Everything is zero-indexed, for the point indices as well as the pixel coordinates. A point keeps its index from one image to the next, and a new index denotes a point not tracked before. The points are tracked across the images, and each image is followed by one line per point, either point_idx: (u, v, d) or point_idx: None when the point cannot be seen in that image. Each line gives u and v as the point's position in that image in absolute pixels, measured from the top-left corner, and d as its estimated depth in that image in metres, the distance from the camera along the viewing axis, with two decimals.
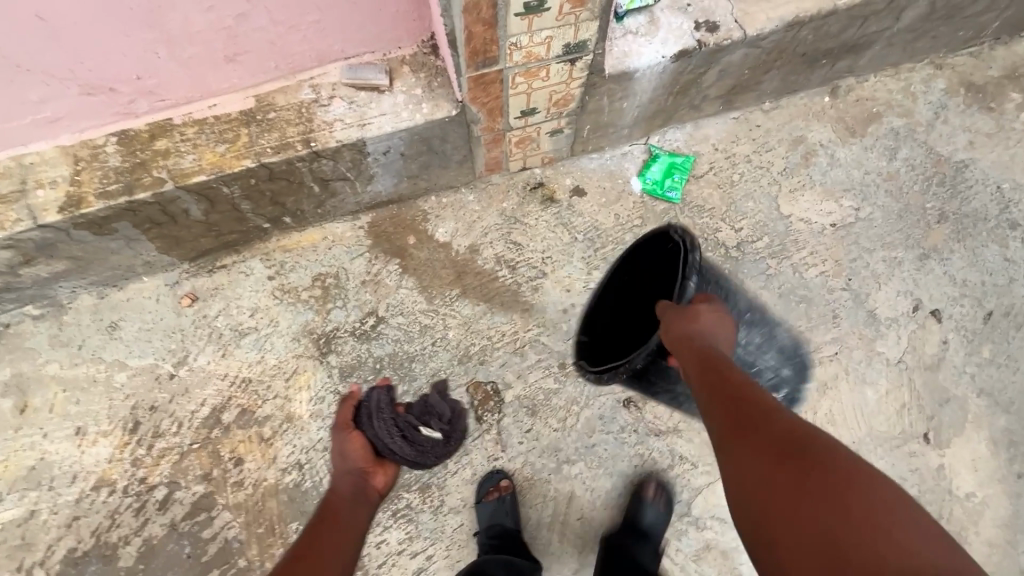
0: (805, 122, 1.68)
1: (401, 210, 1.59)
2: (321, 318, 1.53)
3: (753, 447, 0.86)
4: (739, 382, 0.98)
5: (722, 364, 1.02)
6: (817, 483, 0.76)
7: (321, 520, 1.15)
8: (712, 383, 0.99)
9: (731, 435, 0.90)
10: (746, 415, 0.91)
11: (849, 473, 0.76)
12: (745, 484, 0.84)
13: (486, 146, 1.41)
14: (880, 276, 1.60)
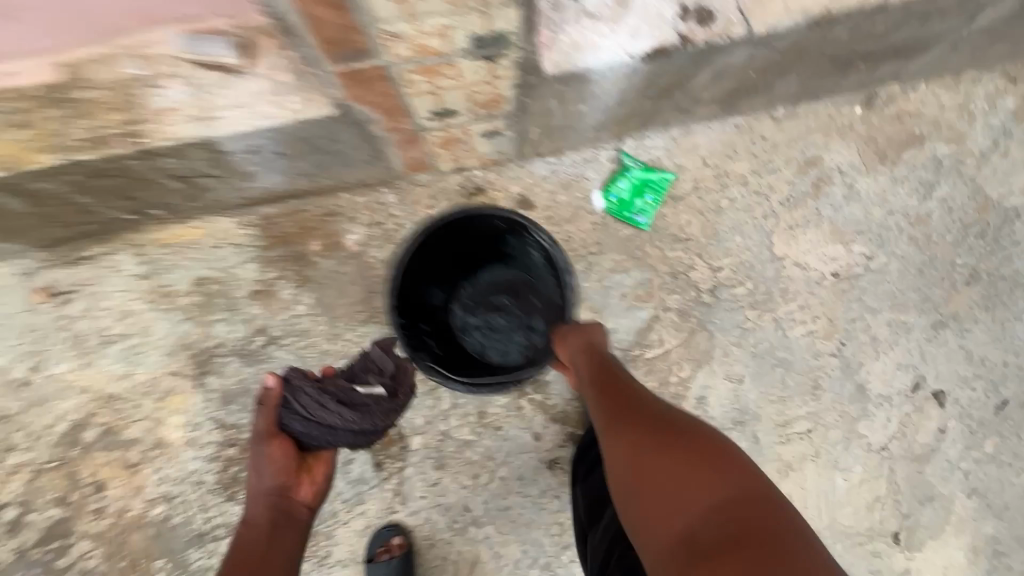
0: (823, 139, 1.32)
1: (305, 207, 1.30)
2: (202, 333, 1.29)
3: (636, 432, 0.91)
4: (613, 373, 1.02)
5: (601, 355, 1.05)
6: (689, 454, 0.86)
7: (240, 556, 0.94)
8: (595, 377, 1.02)
9: (613, 425, 0.95)
10: (627, 406, 0.96)
11: (708, 441, 0.89)
12: (628, 465, 0.89)
13: (399, 147, 1.10)
14: (880, 343, 1.31)
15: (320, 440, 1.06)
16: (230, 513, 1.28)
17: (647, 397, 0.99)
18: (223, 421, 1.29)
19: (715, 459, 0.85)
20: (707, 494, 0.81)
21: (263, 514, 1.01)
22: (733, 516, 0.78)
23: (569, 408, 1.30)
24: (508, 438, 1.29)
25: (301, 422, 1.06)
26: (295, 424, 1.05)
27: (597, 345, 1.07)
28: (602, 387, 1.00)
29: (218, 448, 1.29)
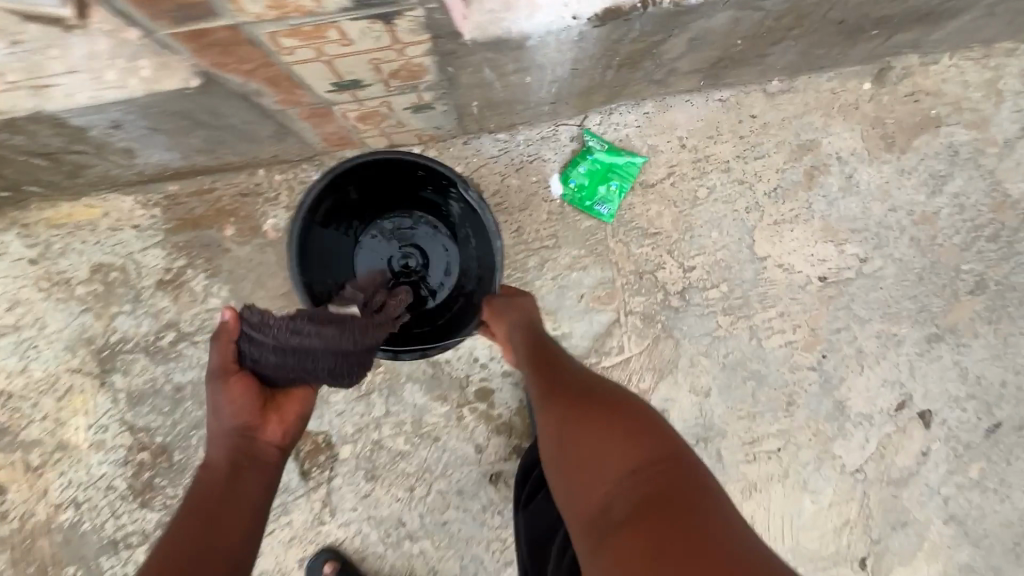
0: (822, 120, 1.14)
1: (217, 186, 1.12)
2: (103, 327, 1.15)
3: (565, 404, 0.81)
4: (546, 345, 0.92)
5: (535, 326, 0.94)
6: (620, 425, 0.75)
7: (182, 524, 0.72)
8: (527, 348, 0.91)
9: (544, 399, 0.83)
10: (555, 378, 0.85)
11: (637, 415, 0.77)
12: (556, 442, 0.78)
13: (309, 122, 0.91)
14: (866, 357, 1.17)
15: (298, 371, 0.81)
16: (144, 521, 1.18)
17: (580, 372, 0.88)
18: (132, 424, 1.17)
19: (643, 436, 0.73)
20: (629, 468, 0.70)
21: (219, 468, 0.78)
22: (658, 497, 0.66)
23: (515, 419, 1.18)
24: (447, 449, 1.18)
25: (269, 352, 0.80)
26: (260, 356, 0.80)
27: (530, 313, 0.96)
28: (535, 359, 0.89)
29: (127, 452, 1.17)
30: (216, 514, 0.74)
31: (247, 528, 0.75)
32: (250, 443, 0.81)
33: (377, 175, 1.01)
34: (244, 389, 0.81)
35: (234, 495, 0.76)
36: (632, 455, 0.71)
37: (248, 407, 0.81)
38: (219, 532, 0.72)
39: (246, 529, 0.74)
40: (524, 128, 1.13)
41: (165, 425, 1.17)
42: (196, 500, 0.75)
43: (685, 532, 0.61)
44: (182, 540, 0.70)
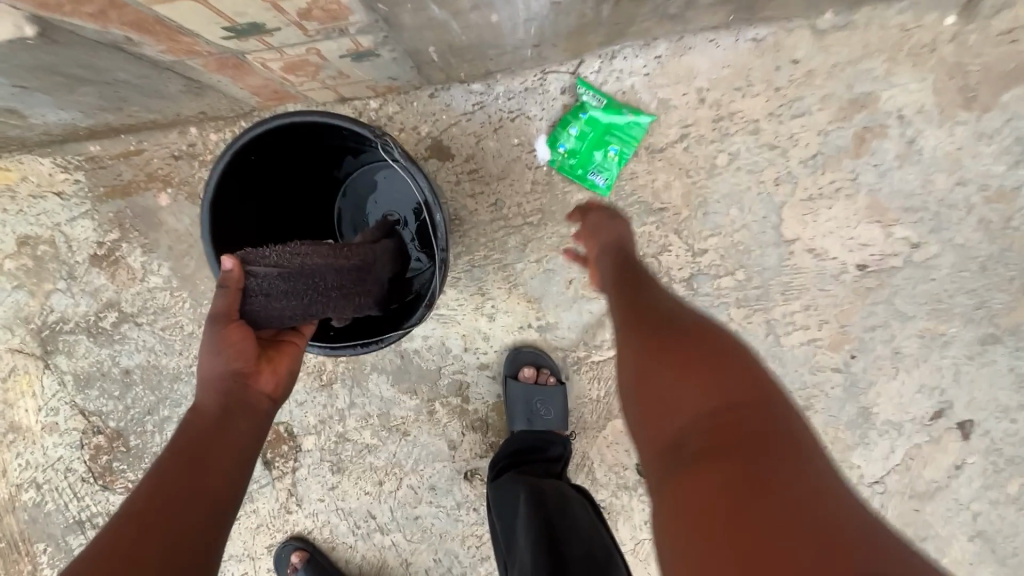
0: (883, 67, 0.89)
1: (145, 147, 0.96)
2: (38, 305, 1.04)
3: (645, 326, 0.61)
4: (633, 266, 0.74)
5: (627, 248, 0.77)
6: (704, 355, 0.55)
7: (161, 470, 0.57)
8: (616, 266, 0.74)
9: (622, 319, 0.65)
10: (638, 297, 0.67)
11: (727, 349, 0.56)
12: (624, 365, 0.60)
13: (222, 75, 0.73)
14: (903, 359, 1.00)
15: (313, 304, 0.70)
16: (106, 503, 1.14)
17: (668, 294, 0.68)
18: (83, 407, 1.09)
19: (739, 374, 0.52)
20: (713, 407, 0.50)
21: (206, 413, 0.63)
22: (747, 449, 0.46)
23: (492, 415, 1.06)
24: (417, 444, 1.08)
25: (277, 288, 0.68)
26: (269, 293, 0.67)
27: (619, 233, 0.79)
28: (622, 278, 0.72)
29: (82, 435, 1.11)
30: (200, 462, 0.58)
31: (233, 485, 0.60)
32: (242, 390, 0.65)
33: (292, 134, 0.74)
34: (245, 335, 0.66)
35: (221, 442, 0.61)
36: (717, 391, 0.51)
37: (248, 352, 0.66)
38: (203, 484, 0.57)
39: (232, 488, 0.60)
40: (504, 77, 0.91)
41: (117, 410, 1.09)
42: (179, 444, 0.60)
43: (774, 493, 0.42)
44: (160, 489, 0.55)
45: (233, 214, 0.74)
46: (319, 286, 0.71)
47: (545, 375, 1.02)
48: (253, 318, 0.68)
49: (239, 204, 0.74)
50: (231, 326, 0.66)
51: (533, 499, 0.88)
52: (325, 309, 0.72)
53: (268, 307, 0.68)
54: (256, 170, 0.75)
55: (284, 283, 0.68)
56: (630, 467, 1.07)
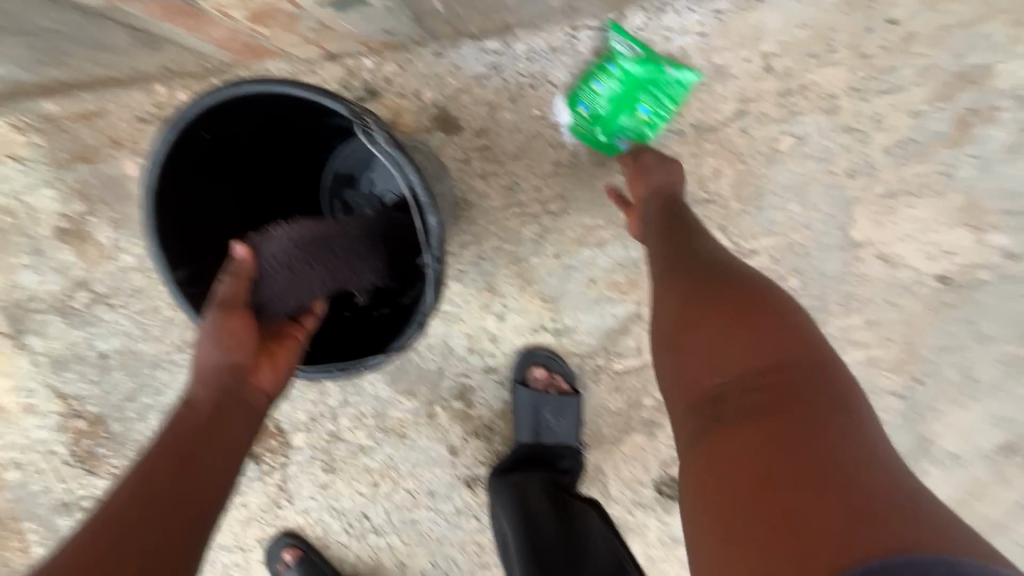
0: (1006, 32, 0.71)
1: (107, 107, 0.83)
2: (4, 281, 0.95)
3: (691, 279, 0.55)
4: (674, 207, 0.65)
5: (670, 195, 0.66)
6: (746, 309, 0.50)
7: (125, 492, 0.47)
8: (656, 206, 0.65)
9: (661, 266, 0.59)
10: (680, 245, 0.60)
11: (775, 305, 0.50)
12: (661, 313, 0.55)
13: (175, 23, 0.59)
14: (977, 387, 0.86)
15: (337, 269, 0.62)
16: (92, 488, 1.09)
17: (713, 244, 0.60)
18: (60, 390, 1.02)
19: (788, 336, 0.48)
20: (754, 370, 0.46)
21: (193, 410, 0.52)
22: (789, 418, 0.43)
23: (497, 421, 0.96)
24: (415, 447, 0.99)
25: (294, 261, 0.59)
26: (285, 267, 0.59)
27: (668, 181, 0.67)
28: (661, 216, 0.64)
29: (62, 418, 1.04)
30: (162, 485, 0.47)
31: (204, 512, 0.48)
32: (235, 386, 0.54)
33: (260, 109, 0.61)
34: (247, 323, 0.56)
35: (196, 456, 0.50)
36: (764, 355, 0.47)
37: (247, 340, 0.55)
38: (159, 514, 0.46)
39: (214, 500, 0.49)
40: (526, 33, 0.75)
41: (96, 395, 1.01)
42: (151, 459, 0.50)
43: (814, 461, 0.40)
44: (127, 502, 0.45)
45: (187, 204, 0.61)
46: (335, 250, 0.62)
47: (558, 381, 0.90)
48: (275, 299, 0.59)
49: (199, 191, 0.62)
50: (233, 313, 0.55)
51: (525, 526, 0.84)
52: (352, 273, 0.63)
53: (293, 284, 0.59)
54: (212, 152, 0.62)
55: (300, 253, 0.60)
56: (648, 484, 0.97)
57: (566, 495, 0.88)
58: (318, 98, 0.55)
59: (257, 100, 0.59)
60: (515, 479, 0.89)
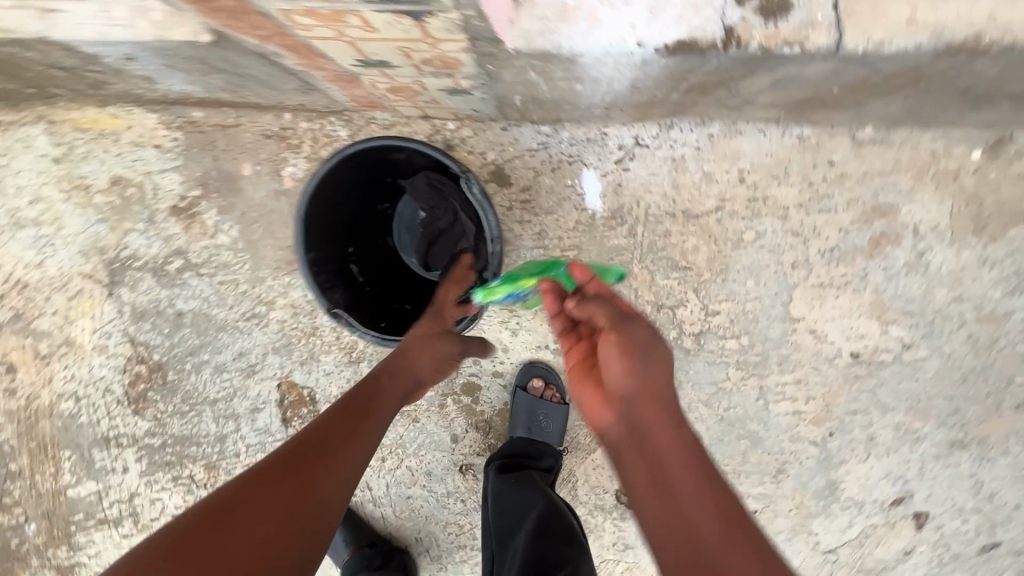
0: (910, 184, 0.99)
1: (240, 121, 1.08)
2: (115, 240, 1.16)
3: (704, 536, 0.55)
4: (672, 413, 0.63)
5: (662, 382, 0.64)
6: None
7: (280, 461, 0.66)
8: (649, 399, 0.63)
9: (663, 507, 0.57)
10: (685, 484, 0.58)
11: None
12: None
13: (334, 84, 0.84)
14: (875, 446, 1.09)
15: (443, 200, 0.96)
16: (135, 427, 1.25)
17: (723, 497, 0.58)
18: (133, 337, 1.21)
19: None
20: None
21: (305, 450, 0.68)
22: None
23: (495, 419, 1.17)
24: (423, 431, 1.18)
25: (424, 187, 0.95)
26: (419, 186, 0.96)
27: (652, 362, 0.65)
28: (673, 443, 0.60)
29: (126, 361, 1.22)
30: (308, 478, 0.65)
31: (334, 519, 0.66)
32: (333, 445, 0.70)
33: (389, 152, 0.89)
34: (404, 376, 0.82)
35: (336, 458, 0.69)
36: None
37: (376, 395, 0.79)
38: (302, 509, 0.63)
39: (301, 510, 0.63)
40: (570, 125, 1.01)
41: (163, 345, 1.20)
42: (301, 440, 0.70)
43: None
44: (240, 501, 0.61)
45: (323, 203, 0.87)
46: (443, 194, 0.96)
47: (552, 391, 1.12)
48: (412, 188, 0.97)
49: (332, 197, 0.88)
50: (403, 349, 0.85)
51: (537, 512, 0.95)
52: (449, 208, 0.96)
53: (422, 188, 0.96)
54: (349, 174, 0.89)
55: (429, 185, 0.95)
56: (609, 491, 1.17)
57: (563, 505, 1.00)
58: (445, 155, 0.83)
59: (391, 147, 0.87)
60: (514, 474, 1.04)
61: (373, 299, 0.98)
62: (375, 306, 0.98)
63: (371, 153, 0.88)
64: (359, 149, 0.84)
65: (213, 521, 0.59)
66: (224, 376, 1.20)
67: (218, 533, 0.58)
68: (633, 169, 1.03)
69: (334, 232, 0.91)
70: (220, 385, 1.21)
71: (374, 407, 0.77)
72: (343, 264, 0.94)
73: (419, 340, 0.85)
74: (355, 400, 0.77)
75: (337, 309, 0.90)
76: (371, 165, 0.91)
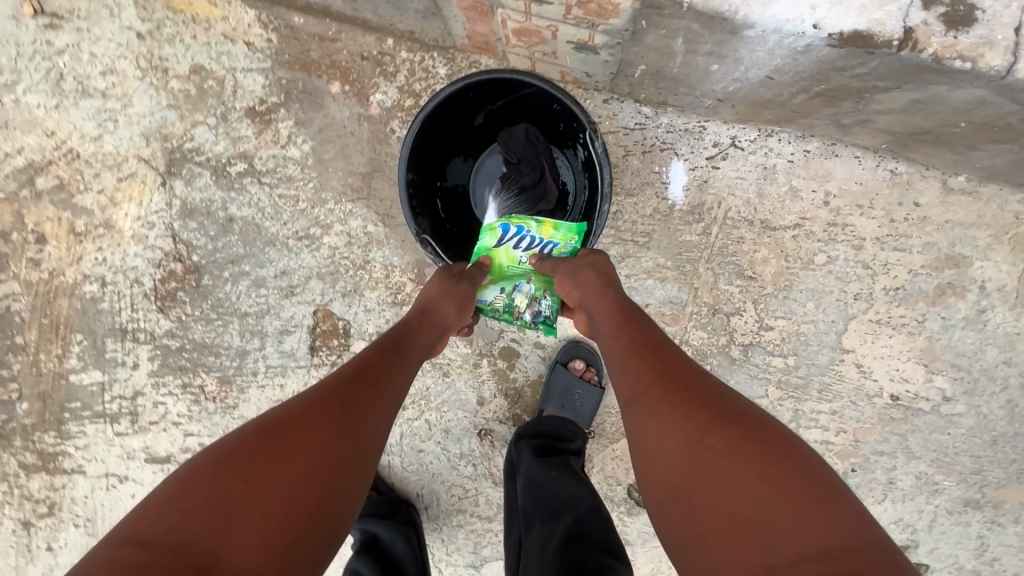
0: (987, 240, 1.00)
1: (339, 37, 1.06)
2: (183, 129, 1.12)
3: (657, 421, 0.56)
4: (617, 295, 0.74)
5: (612, 283, 0.76)
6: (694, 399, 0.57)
7: (306, 400, 0.57)
8: (606, 314, 0.72)
9: (652, 433, 0.56)
10: (620, 348, 0.67)
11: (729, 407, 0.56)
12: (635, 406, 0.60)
13: (464, 12, 0.83)
14: (894, 490, 1.10)
15: (534, 156, 0.93)
16: (155, 325, 1.21)
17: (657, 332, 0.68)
18: (175, 232, 1.17)
19: (796, 475, 0.48)
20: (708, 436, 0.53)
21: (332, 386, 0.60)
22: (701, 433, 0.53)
23: (527, 389, 1.15)
24: (451, 388, 1.16)
25: (517, 138, 0.93)
26: (512, 136, 0.93)
27: (598, 263, 0.79)
28: (627, 347, 0.66)
29: (163, 256, 1.18)
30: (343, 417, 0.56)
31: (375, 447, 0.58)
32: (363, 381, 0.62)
33: (509, 86, 0.88)
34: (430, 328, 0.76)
35: (367, 397, 0.60)
36: (795, 519, 0.45)
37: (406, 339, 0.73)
38: (340, 450, 0.54)
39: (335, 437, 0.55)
40: (671, 111, 1.01)
41: (204, 248, 1.16)
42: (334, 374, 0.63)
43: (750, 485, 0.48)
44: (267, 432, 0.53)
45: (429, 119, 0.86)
46: (535, 150, 0.93)
47: (591, 373, 1.13)
48: (505, 138, 0.94)
49: (439, 116, 0.88)
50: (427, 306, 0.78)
51: (572, 515, 0.87)
52: (538, 164, 0.93)
53: (516, 140, 0.93)
54: (461, 98, 0.89)
55: (523, 138, 0.93)
56: (622, 484, 1.16)
57: (605, 513, 0.91)
58: (572, 103, 0.82)
59: (513, 82, 0.86)
60: (553, 462, 0.98)
61: (450, 232, 0.98)
62: (450, 237, 0.98)
63: (490, 83, 0.87)
64: (479, 80, 0.84)
65: (240, 462, 0.50)
66: (261, 292, 1.17)
67: (247, 474, 0.49)
68: (722, 168, 1.02)
69: (426, 159, 0.93)
70: (254, 299, 1.17)
71: (404, 351, 0.70)
72: (429, 195, 0.96)
73: (442, 292, 0.79)
74: (383, 348, 0.69)
75: (426, 237, 0.91)
76: (483, 97, 0.90)
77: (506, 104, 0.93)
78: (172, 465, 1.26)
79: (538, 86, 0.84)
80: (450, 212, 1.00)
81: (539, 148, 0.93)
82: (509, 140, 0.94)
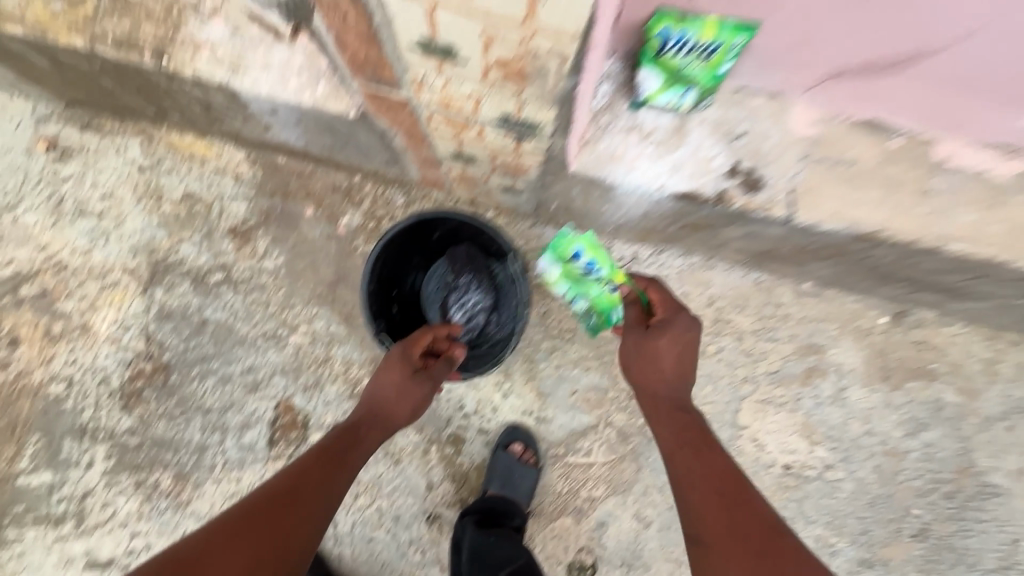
0: (836, 332, 1.26)
1: (315, 173, 1.29)
2: (169, 245, 1.29)
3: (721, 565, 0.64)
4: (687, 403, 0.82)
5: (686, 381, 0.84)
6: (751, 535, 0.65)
7: (245, 510, 0.68)
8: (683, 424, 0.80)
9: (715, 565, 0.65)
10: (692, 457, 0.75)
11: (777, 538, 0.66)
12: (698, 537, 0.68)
13: (417, 163, 1.08)
14: None
15: (473, 271, 1.15)
16: (117, 423, 1.27)
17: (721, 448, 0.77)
18: (149, 334, 1.28)
19: None
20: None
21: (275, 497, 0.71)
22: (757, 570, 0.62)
23: (472, 473, 1.26)
24: (402, 474, 1.25)
25: (460, 257, 1.15)
26: (456, 255, 1.15)
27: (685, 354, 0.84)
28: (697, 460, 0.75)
29: (134, 356, 1.28)
30: (279, 520, 0.68)
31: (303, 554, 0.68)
32: (299, 490, 0.73)
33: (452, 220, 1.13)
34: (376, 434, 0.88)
35: (305, 504, 0.72)
36: None
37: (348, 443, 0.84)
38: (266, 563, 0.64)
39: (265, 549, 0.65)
40: None
41: (177, 347, 1.27)
42: (278, 484, 0.74)
43: None
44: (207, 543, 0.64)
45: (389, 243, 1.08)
46: (474, 266, 1.15)
47: (528, 455, 1.23)
48: (450, 256, 1.16)
49: (397, 241, 1.10)
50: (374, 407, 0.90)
51: None
52: (477, 276, 1.15)
53: (460, 257, 1.15)
54: (415, 227, 1.13)
55: (465, 256, 1.15)
56: (562, 562, 1.25)
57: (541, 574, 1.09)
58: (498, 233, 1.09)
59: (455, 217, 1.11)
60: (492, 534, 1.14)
61: (403, 332, 1.16)
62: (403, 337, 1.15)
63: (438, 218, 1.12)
64: (428, 215, 1.09)
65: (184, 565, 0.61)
66: (226, 387, 1.27)
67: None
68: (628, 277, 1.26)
69: (384, 274, 1.13)
70: (219, 395, 1.27)
71: (348, 458, 0.82)
72: (386, 302, 1.15)
73: (393, 393, 0.90)
74: (324, 455, 0.80)
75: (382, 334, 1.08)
76: (432, 227, 1.15)
77: (450, 233, 1.17)
78: (115, 569, 1.25)
79: (474, 221, 1.10)
80: (402, 317, 1.18)
81: (478, 264, 1.15)
82: (454, 259, 1.15)
